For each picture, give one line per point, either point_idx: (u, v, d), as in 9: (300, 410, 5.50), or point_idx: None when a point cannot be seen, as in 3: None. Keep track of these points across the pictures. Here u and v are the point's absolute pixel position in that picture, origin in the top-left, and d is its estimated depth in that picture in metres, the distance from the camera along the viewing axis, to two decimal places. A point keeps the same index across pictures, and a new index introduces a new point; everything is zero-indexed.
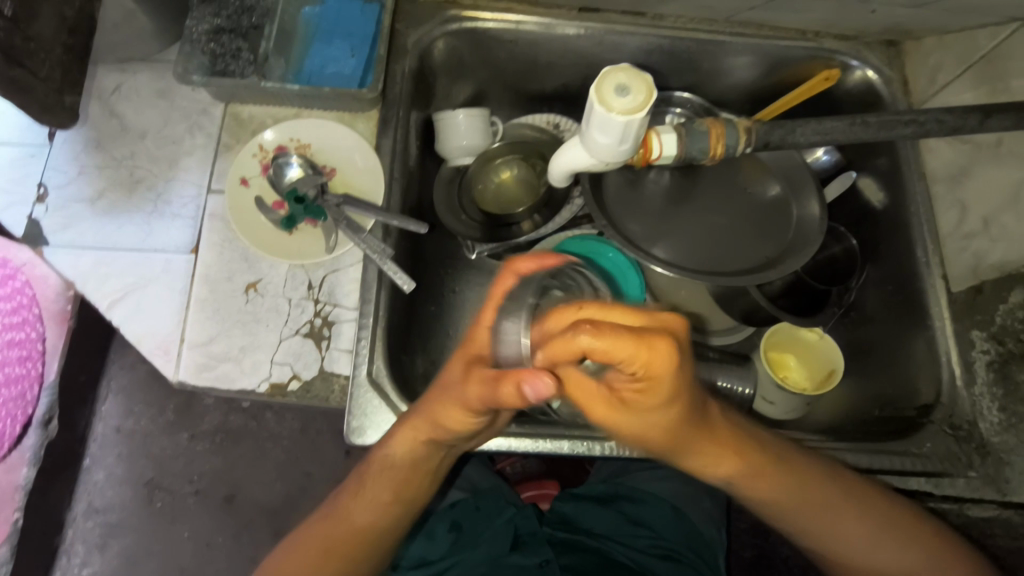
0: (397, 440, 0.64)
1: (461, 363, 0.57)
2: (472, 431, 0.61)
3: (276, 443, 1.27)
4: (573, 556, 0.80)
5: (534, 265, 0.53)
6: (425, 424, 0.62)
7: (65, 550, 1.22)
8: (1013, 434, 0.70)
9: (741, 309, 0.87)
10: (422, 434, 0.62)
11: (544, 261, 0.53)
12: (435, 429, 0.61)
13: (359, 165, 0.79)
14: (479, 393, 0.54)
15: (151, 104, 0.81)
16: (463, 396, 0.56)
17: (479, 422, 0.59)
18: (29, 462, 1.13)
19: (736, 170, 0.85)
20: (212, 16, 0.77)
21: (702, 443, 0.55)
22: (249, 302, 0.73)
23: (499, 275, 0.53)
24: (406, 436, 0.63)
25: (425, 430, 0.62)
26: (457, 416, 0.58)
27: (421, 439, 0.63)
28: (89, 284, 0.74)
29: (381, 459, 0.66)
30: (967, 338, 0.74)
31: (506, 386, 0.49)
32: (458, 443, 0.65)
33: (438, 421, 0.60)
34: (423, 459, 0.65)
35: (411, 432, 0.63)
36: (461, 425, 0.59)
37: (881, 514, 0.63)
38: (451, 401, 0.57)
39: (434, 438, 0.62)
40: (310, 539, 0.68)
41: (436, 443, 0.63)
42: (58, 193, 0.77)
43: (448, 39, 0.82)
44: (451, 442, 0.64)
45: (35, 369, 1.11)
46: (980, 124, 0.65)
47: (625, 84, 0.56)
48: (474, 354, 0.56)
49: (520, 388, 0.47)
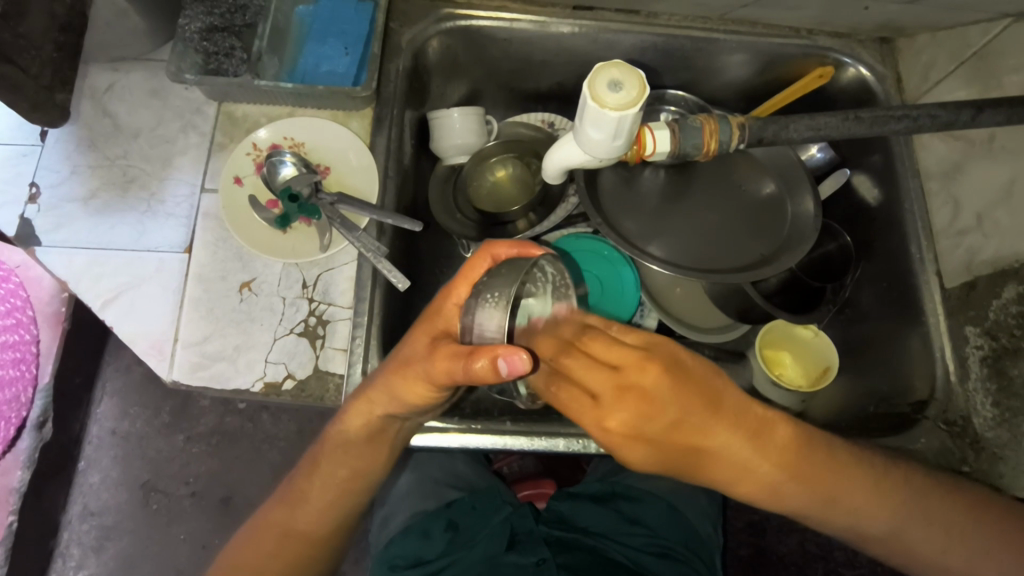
0: (352, 415, 0.65)
1: (426, 338, 0.59)
2: (423, 407, 0.63)
3: (272, 444, 1.26)
4: (571, 555, 0.79)
5: (511, 250, 0.58)
6: (381, 397, 0.63)
7: (60, 553, 1.21)
8: (1005, 430, 0.70)
9: (736, 308, 0.87)
10: (379, 406, 0.63)
11: (523, 250, 0.58)
12: (392, 402, 0.62)
13: (353, 163, 0.79)
14: (443, 364, 0.56)
15: (144, 103, 0.81)
16: (425, 368, 0.57)
17: (432, 398, 0.61)
18: (24, 465, 1.13)
19: (730, 167, 0.85)
20: (204, 15, 0.77)
21: (753, 456, 0.60)
22: (243, 301, 0.73)
23: (474, 257, 0.58)
24: (364, 408, 0.64)
25: (379, 403, 0.63)
26: (416, 387, 0.60)
27: (375, 412, 0.64)
28: (81, 284, 0.74)
29: (337, 433, 0.67)
30: (960, 334, 0.74)
31: (479, 357, 0.50)
32: (413, 417, 0.66)
33: (396, 394, 0.61)
34: (378, 431, 0.66)
35: (367, 404, 0.64)
36: (417, 398, 0.61)
37: (902, 499, 0.61)
38: (409, 374, 0.59)
39: (392, 412, 0.63)
40: (275, 522, 0.69)
41: (393, 417, 0.65)
42: (50, 193, 0.77)
43: (442, 37, 0.82)
44: (406, 415, 0.65)
45: (29, 371, 1.12)
46: (973, 119, 0.65)
47: (618, 80, 0.56)
48: (439, 328, 0.59)
49: (493, 362, 0.49)
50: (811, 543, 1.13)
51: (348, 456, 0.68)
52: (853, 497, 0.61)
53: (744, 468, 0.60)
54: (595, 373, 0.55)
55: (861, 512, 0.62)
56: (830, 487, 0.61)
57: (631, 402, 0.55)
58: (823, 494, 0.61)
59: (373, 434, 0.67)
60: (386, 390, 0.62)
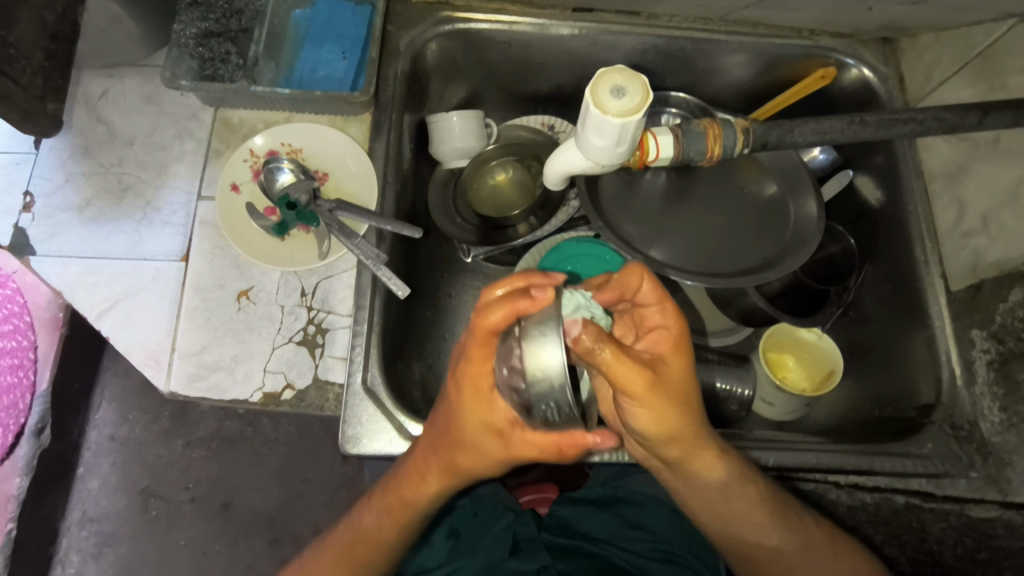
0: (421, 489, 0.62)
1: (486, 434, 0.53)
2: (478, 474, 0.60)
3: (271, 448, 1.25)
4: (570, 561, 0.79)
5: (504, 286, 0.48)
6: (450, 472, 0.59)
7: (59, 560, 1.21)
8: (1013, 434, 0.69)
9: (737, 309, 0.88)
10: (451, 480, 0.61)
11: (521, 282, 0.48)
12: (450, 475, 0.60)
13: (353, 170, 0.78)
14: (536, 453, 0.52)
15: (139, 109, 0.80)
16: (483, 450, 0.54)
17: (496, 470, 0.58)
18: (22, 473, 1.11)
19: (732, 170, 0.84)
20: (198, 20, 0.75)
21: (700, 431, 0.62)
22: (240, 310, 0.72)
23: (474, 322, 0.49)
24: (416, 478, 0.62)
25: (438, 471, 0.60)
26: (476, 463, 0.56)
27: (448, 485, 0.61)
28: (76, 294, 0.73)
29: (397, 501, 0.64)
30: (967, 337, 0.73)
31: (565, 446, 0.50)
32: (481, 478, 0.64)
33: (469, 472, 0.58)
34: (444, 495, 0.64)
35: (435, 477, 0.61)
36: (477, 469, 0.57)
37: (785, 514, 0.67)
38: (479, 459, 0.55)
39: (449, 483, 0.61)
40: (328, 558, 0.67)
41: (449, 489, 0.62)
42: (44, 202, 0.76)
43: (440, 40, 0.81)
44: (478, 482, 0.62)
45: (27, 377, 1.10)
46: (979, 121, 0.65)
47: (621, 86, 0.55)
48: (495, 422, 0.52)
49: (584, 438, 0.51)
50: None
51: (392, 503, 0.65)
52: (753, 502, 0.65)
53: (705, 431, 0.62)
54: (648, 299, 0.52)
55: (747, 518, 0.66)
56: (737, 482, 0.63)
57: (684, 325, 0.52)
58: (713, 483, 0.63)
59: (448, 493, 0.63)
60: (443, 459, 0.58)
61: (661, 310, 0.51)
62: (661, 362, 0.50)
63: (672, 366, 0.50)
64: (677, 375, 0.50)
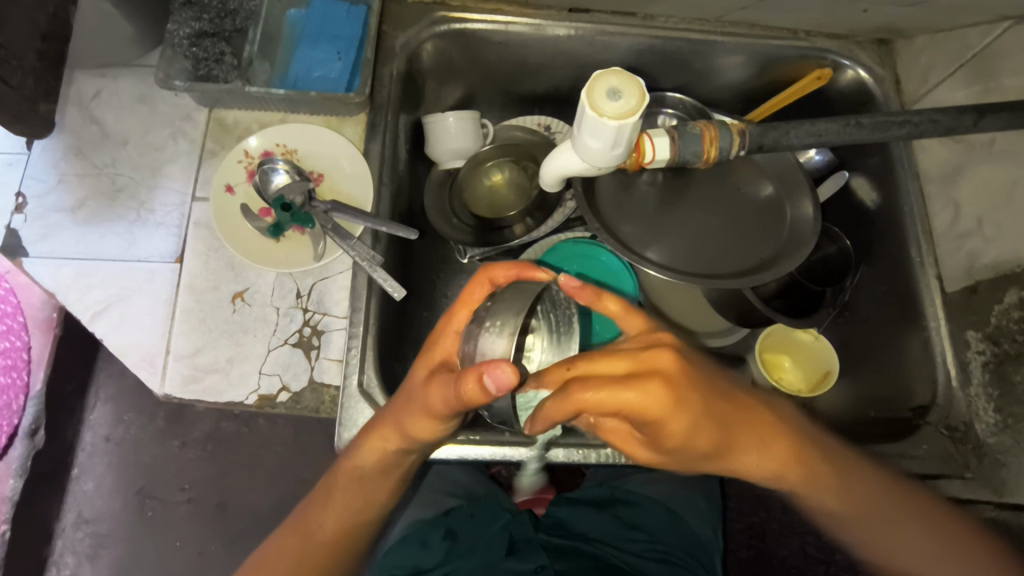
0: (363, 452, 0.63)
1: (425, 369, 0.58)
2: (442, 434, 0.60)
3: (268, 448, 1.25)
4: (568, 561, 0.77)
5: (509, 274, 0.56)
6: (392, 433, 0.61)
7: (54, 561, 1.21)
8: (1007, 435, 0.69)
9: (734, 312, 0.84)
10: (392, 443, 0.61)
11: (522, 273, 0.56)
12: (407, 439, 0.60)
13: (347, 171, 0.78)
14: (460, 403, 0.52)
15: (132, 110, 0.79)
16: (425, 400, 0.55)
17: (453, 425, 0.59)
18: (15, 474, 1.10)
19: (729, 171, 0.84)
20: (192, 20, 0.75)
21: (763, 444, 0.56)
22: (235, 312, 0.72)
23: (472, 283, 0.57)
24: (374, 446, 0.62)
25: (389, 428, 0.60)
26: (429, 422, 0.56)
27: (389, 449, 0.62)
28: (71, 296, 0.72)
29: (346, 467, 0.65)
30: (962, 338, 0.74)
31: (466, 381, 0.48)
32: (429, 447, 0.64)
33: (407, 429, 0.59)
34: (392, 466, 0.64)
35: (378, 441, 0.62)
36: (435, 429, 0.58)
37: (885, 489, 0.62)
38: (411, 405, 0.57)
39: (406, 445, 0.61)
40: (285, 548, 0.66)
41: (408, 449, 0.62)
42: (37, 203, 0.76)
43: (436, 41, 0.81)
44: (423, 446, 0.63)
45: (21, 378, 1.08)
46: (974, 124, 0.65)
47: (617, 88, 0.55)
48: (438, 358, 0.57)
49: (479, 380, 0.47)
50: (811, 547, 1.07)
51: (357, 488, 0.65)
52: (810, 488, 0.60)
53: (761, 452, 0.56)
54: (611, 367, 0.47)
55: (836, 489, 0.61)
56: (784, 478, 0.58)
57: (666, 412, 0.46)
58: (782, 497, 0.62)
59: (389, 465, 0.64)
60: (399, 417, 0.59)
61: (645, 385, 0.45)
62: (663, 430, 0.47)
63: (677, 438, 0.48)
64: (695, 440, 0.49)
